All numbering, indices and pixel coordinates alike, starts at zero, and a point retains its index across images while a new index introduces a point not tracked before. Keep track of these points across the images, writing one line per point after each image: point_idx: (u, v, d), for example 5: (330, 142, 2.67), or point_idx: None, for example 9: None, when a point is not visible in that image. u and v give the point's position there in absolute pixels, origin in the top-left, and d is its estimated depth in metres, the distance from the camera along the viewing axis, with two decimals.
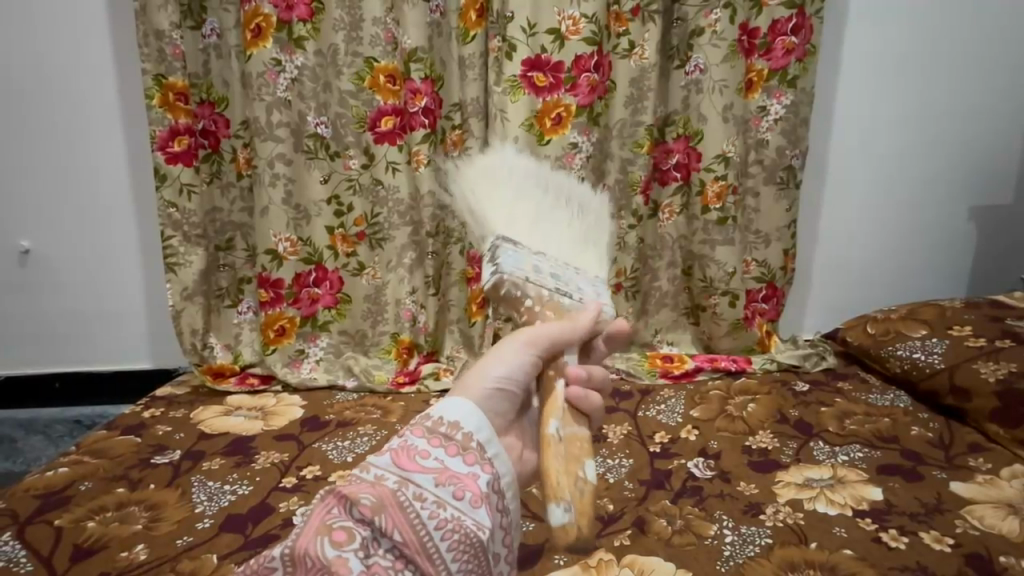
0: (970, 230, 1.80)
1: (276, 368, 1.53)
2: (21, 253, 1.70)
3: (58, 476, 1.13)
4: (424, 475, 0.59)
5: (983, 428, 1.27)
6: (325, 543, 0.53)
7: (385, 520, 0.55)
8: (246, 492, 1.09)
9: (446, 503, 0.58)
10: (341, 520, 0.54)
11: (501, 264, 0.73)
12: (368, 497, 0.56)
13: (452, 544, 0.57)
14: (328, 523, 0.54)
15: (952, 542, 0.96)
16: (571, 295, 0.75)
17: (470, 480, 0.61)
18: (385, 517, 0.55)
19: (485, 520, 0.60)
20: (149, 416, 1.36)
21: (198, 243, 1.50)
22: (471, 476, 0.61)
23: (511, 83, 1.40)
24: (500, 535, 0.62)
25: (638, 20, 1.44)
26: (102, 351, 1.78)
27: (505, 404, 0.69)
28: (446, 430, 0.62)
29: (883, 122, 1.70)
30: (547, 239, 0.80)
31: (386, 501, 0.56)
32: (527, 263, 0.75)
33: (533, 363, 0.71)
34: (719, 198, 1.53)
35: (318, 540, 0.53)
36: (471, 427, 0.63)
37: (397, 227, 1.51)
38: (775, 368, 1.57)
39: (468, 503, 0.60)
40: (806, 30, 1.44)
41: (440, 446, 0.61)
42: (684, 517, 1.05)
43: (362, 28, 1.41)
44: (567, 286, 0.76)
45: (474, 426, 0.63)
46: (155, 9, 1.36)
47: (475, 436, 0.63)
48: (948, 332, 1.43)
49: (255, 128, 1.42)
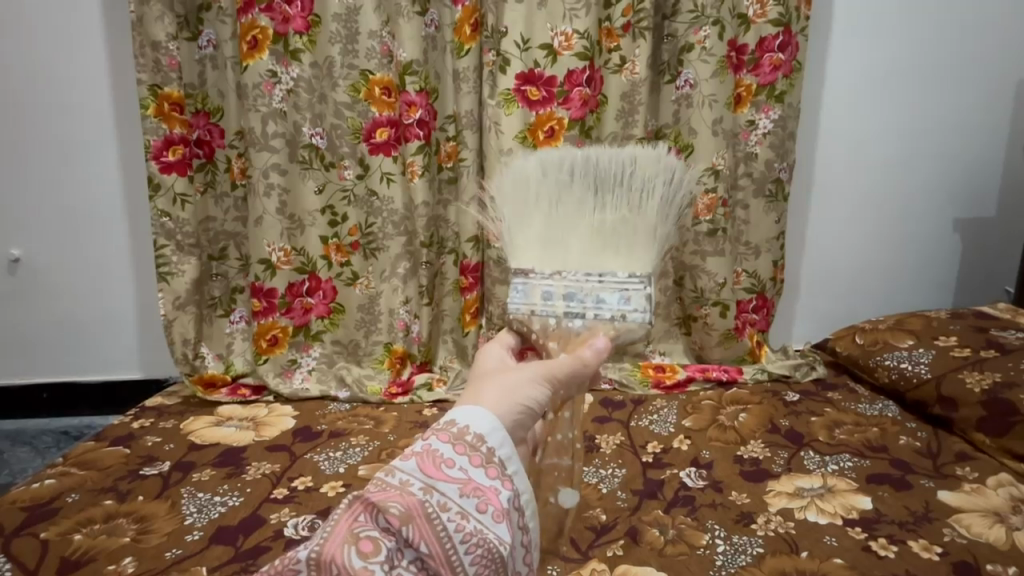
0: (956, 241, 1.83)
1: (269, 378, 1.53)
2: (12, 261, 1.69)
3: (44, 488, 1.12)
4: (449, 485, 0.61)
5: (969, 436, 1.29)
6: (351, 553, 0.54)
7: (412, 532, 0.56)
8: (237, 504, 1.09)
9: (469, 515, 0.60)
10: (368, 530, 0.55)
11: (510, 301, 0.83)
12: (396, 506, 0.57)
13: (474, 558, 0.59)
14: (355, 532, 0.55)
15: (940, 551, 0.98)
16: (584, 316, 0.81)
17: (492, 494, 0.63)
18: (412, 529, 0.56)
19: (505, 535, 0.61)
20: (138, 427, 1.36)
21: (190, 252, 1.49)
22: (493, 490, 0.63)
23: (504, 96, 1.43)
24: (518, 553, 0.64)
25: (629, 36, 1.45)
26: (92, 360, 1.76)
27: (520, 423, 0.70)
28: (471, 441, 0.64)
29: (869, 134, 1.73)
30: (564, 247, 0.86)
31: (413, 512, 0.57)
32: (535, 292, 0.82)
33: (548, 392, 0.73)
34: (710, 209, 1.55)
35: (345, 549, 0.54)
36: (495, 442, 0.65)
37: (391, 238, 1.51)
38: (766, 378, 1.59)
39: (490, 517, 0.61)
40: (792, 47, 1.47)
41: (464, 454, 0.63)
42: (676, 527, 1.06)
43: (358, 41, 1.41)
44: (581, 305, 0.81)
45: (497, 442, 0.65)
46: (152, 20, 1.37)
47: (498, 452, 0.65)
48: (934, 342, 1.45)
49: (250, 138, 1.43)
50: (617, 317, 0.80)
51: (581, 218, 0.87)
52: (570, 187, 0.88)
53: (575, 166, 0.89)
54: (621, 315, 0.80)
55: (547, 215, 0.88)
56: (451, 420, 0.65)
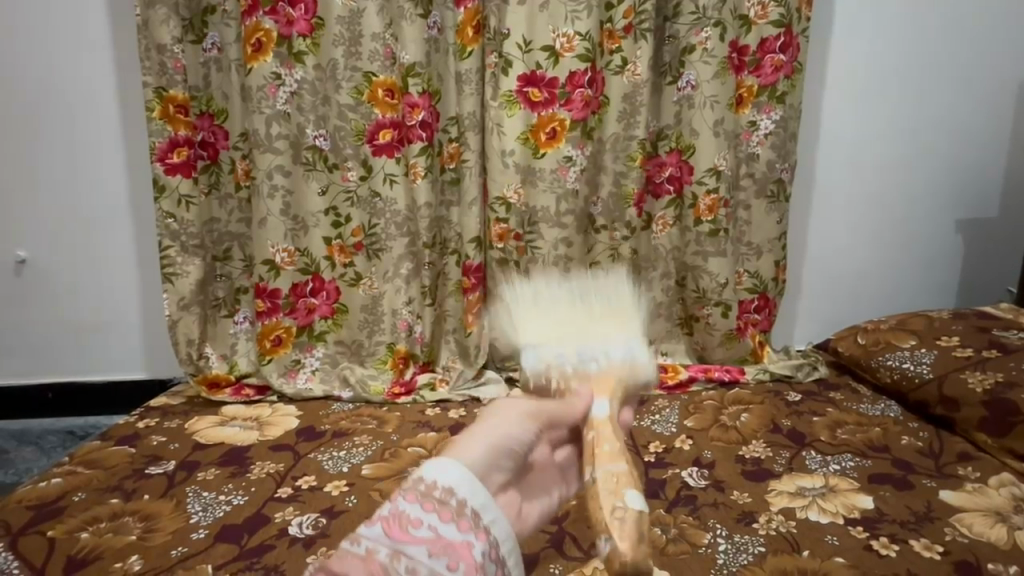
0: (958, 242, 1.84)
1: (273, 378, 1.54)
2: (18, 263, 1.70)
3: (50, 487, 1.12)
4: (417, 547, 0.58)
5: (971, 436, 1.29)
6: None
7: None
8: (241, 503, 1.09)
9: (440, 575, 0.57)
10: None
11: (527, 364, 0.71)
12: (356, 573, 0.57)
13: None
14: None
15: (942, 550, 0.99)
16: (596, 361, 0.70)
17: (464, 549, 0.59)
18: None
19: None
20: (144, 427, 1.36)
21: (195, 253, 1.50)
22: (467, 544, 0.60)
23: (506, 97, 1.45)
24: None
25: (630, 37, 1.46)
26: (98, 362, 1.77)
27: (504, 466, 0.66)
28: (440, 495, 0.60)
29: (870, 136, 1.73)
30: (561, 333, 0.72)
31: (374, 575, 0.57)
32: (547, 356, 0.71)
33: (533, 423, 0.68)
34: (711, 210, 1.54)
35: None
36: (466, 493, 0.61)
37: (394, 238, 1.51)
38: (768, 378, 1.60)
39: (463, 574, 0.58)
40: (793, 48, 1.48)
41: (434, 511, 0.60)
42: (677, 526, 1.06)
43: (361, 43, 1.42)
44: (590, 354, 0.70)
45: (469, 493, 0.61)
46: (157, 24, 1.38)
47: (470, 502, 0.61)
48: (936, 342, 1.45)
49: (254, 140, 1.43)
50: (628, 362, 0.70)
51: (575, 310, 0.74)
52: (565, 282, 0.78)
53: (569, 277, 0.79)
54: (629, 360, 0.70)
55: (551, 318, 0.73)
56: (419, 476, 0.62)
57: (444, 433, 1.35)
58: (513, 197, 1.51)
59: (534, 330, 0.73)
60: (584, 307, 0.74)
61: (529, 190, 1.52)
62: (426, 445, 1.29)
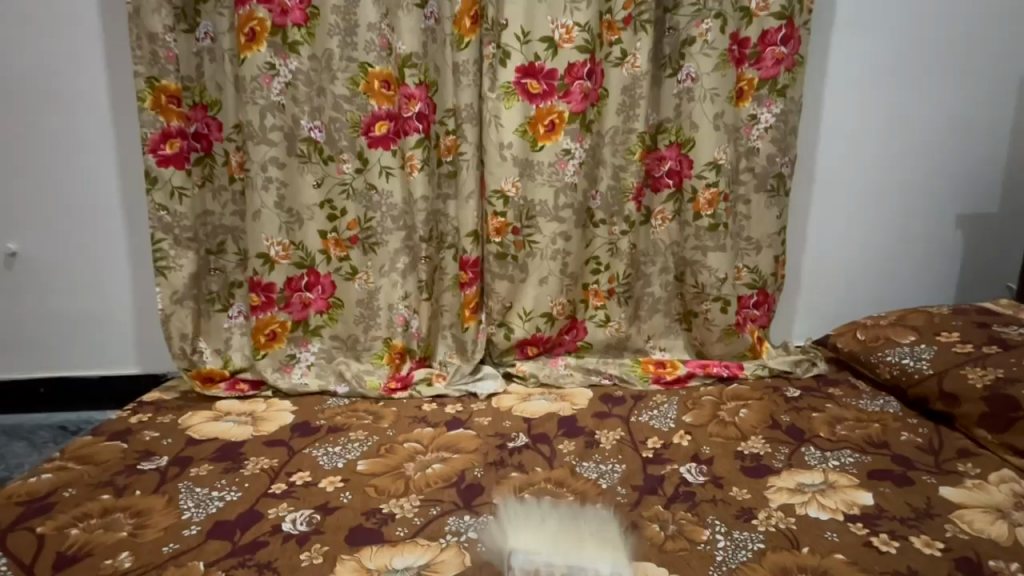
0: (958, 237, 1.83)
1: (267, 373, 1.51)
2: (8, 256, 1.68)
3: (41, 482, 1.11)
4: None
5: (971, 433, 1.28)
6: None
7: None
8: (235, 499, 1.08)
9: None
10: None
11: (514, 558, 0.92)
12: None
13: None
14: None
15: (942, 547, 0.98)
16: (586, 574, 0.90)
17: None
18: None
19: None
20: (136, 422, 1.35)
21: (188, 246, 1.48)
22: None
23: (504, 89, 1.44)
24: None
25: (630, 29, 1.45)
26: (90, 356, 1.76)
27: None
28: None
29: (870, 130, 1.72)
30: (546, 526, 0.98)
31: None
32: (538, 559, 0.91)
33: None
34: (711, 204, 1.53)
35: None
36: None
37: (391, 232, 1.50)
38: (767, 373, 1.59)
39: None
40: (795, 41, 1.47)
41: None
42: (676, 522, 1.05)
43: (357, 33, 1.40)
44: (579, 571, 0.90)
45: None
46: (149, 12, 1.36)
47: None
48: (935, 338, 1.44)
49: (248, 131, 1.41)
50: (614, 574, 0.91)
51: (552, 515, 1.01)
52: (545, 524, 0.98)
53: (551, 509, 1.03)
54: (615, 573, 0.91)
55: (539, 523, 0.99)
56: None
57: (440, 428, 1.34)
58: (511, 191, 1.50)
59: (525, 542, 0.95)
60: (576, 533, 0.97)
61: (527, 183, 1.51)
62: (423, 441, 1.28)
